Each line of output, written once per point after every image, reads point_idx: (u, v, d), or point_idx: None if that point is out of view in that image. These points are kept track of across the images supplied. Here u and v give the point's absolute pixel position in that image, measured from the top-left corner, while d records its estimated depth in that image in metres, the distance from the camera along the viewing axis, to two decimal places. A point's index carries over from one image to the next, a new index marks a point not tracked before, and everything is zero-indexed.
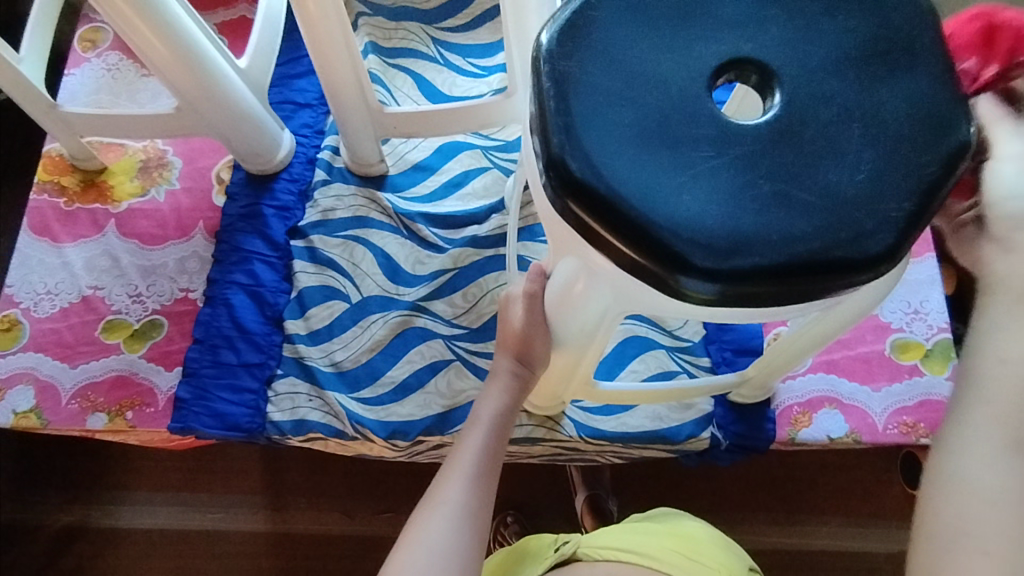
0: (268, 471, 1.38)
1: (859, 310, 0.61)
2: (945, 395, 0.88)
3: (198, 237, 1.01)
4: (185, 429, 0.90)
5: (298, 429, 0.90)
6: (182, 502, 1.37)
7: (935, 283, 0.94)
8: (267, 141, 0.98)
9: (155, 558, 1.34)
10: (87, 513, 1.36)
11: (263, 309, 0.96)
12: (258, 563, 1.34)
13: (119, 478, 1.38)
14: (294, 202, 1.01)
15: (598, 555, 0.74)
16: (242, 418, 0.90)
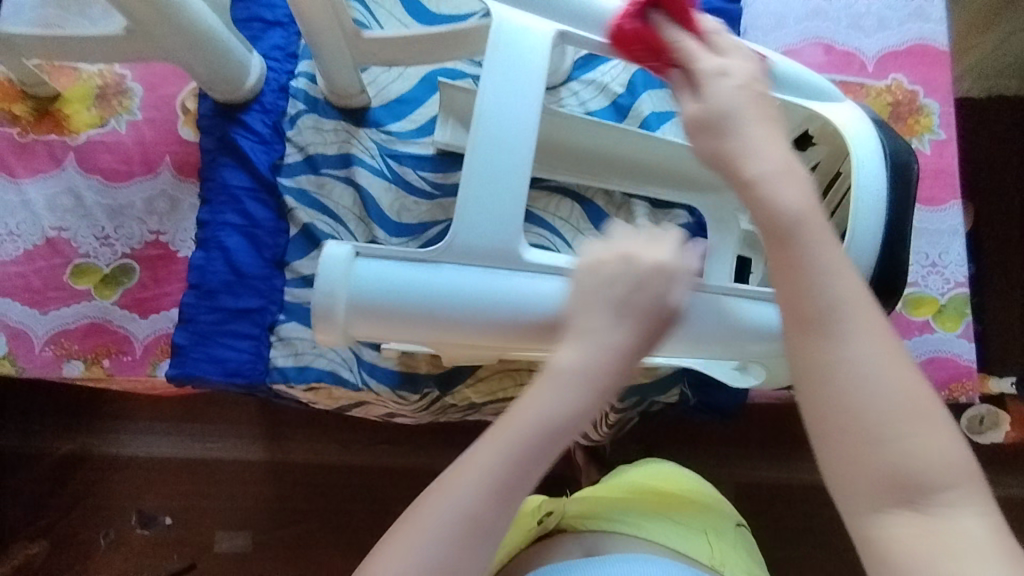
0: (264, 409, 1.38)
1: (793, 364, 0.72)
2: (954, 353, 0.83)
3: (166, 173, 0.94)
4: (184, 376, 0.87)
5: (302, 376, 0.88)
6: (179, 433, 1.38)
7: (958, 233, 0.86)
8: (234, 68, 0.89)
9: (156, 485, 1.37)
10: (85, 442, 1.38)
11: (261, 250, 0.91)
12: (258, 490, 1.37)
13: (116, 411, 1.38)
14: (271, 135, 0.93)
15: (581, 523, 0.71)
16: (244, 364, 0.88)
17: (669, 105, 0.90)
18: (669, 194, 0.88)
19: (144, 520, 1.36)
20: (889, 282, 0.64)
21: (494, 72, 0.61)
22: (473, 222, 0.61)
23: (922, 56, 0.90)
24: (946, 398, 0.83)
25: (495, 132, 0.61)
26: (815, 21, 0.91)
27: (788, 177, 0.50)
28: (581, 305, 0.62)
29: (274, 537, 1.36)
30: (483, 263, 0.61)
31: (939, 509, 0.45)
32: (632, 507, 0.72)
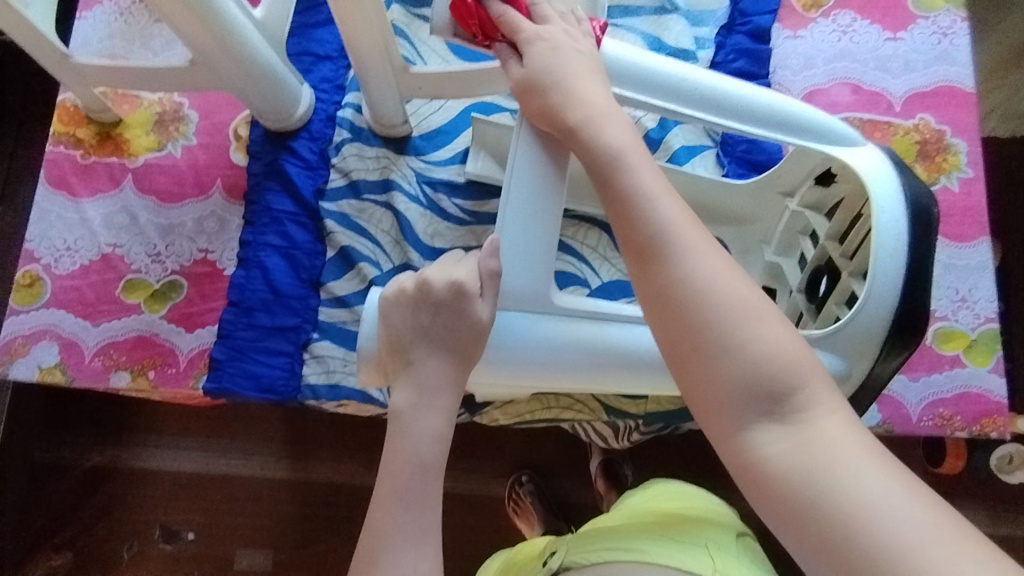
0: (290, 428, 1.41)
1: None
2: (985, 389, 0.83)
3: (216, 195, 0.98)
4: (221, 390, 0.90)
5: (332, 394, 0.91)
6: (208, 449, 1.41)
7: (986, 269, 0.87)
8: (287, 98, 0.94)
9: (182, 500, 1.39)
10: (116, 455, 1.41)
11: (299, 271, 0.94)
12: (281, 508, 1.39)
13: (148, 425, 1.42)
14: (317, 161, 0.97)
15: (585, 559, 0.70)
16: (277, 380, 0.90)
17: (698, 139, 0.94)
18: None
19: (167, 534, 1.38)
20: (911, 326, 0.63)
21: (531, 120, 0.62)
22: (513, 262, 0.62)
23: (948, 97, 0.93)
24: (977, 434, 0.83)
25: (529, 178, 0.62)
26: (843, 63, 0.95)
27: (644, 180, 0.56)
28: (614, 348, 0.64)
29: (295, 556, 1.37)
30: (523, 308, 0.63)
31: (802, 420, 0.48)
32: (629, 535, 0.71)
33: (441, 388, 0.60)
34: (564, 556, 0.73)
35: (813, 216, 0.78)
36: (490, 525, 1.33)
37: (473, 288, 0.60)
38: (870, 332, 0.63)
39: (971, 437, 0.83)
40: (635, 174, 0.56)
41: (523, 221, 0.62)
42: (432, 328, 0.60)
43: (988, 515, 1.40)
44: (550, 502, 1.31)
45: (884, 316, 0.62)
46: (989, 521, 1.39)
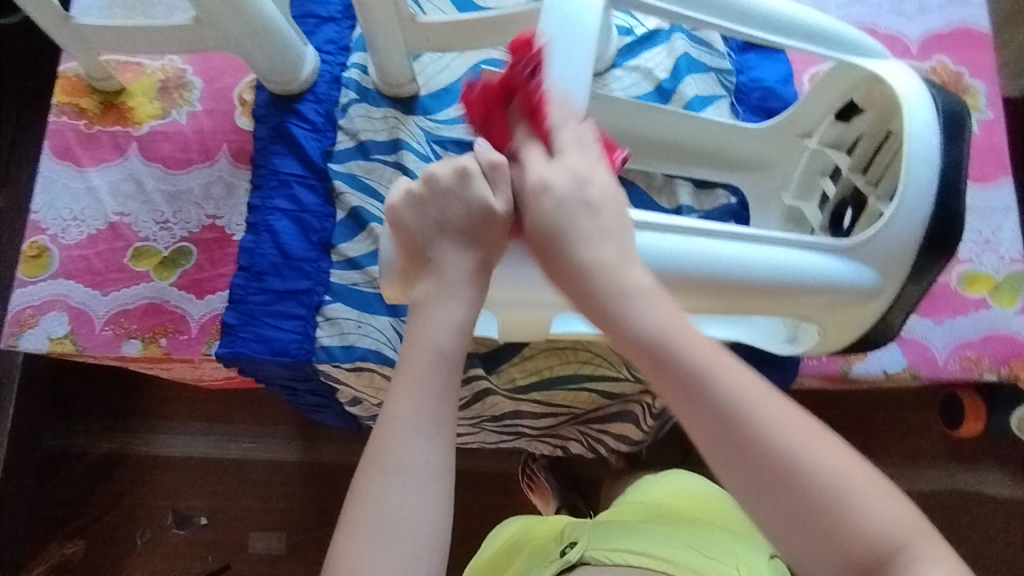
0: (301, 409, 1.40)
1: (845, 322, 0.68)
2: (1013, 330, 0.82)
3: (222, 161, 0.97)
4: (234, 356, 0.88)
5: (346, 354, 0.89)
6: (218, 432, 1.39)
7: (1010, 211, 0.86)
8: (292, 59, 0.92)
9: (194, 485, 1.38)
10: (127, 441, 1.39)
11: (308, 234, 0.92)
12: (294, 491, 1.38)
13: (159, 409, 1.41)
14: (324, 123, 0.96)
15: (608, 558, 0.68)
16: (290, 344, 0.88)
17: (711, 89, 0.91)
18: (712, 175, 0.88)
19: (180, 519, 1.37)
20: (944, 238, 0.62)
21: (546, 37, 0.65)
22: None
23: (965, 39, 0.91)
24: (1006, 376, 0.82)
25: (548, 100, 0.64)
26: (858, 7, 0.93)
27: (613, 258, 0.56)
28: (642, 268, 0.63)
29: (310, 538, 1.36)
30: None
31: None
32: (655, 542, 0.69)
33: (460, 285, 0.59)
34: (586, 546, 0.70)
35: (834, 153, 0.78)
36: (506, 500, 1.31)
37: (478, 177, 0.59)
38: (897, 245, 0.62)
39: (999, 379, 0.82)
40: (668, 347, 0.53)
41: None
42: (446, 219, 0.59)
43: (1006, 478, 1.39)
44: (565, 476, 1.29)
45: (916, 226, 0.61)
46: (1007, 484, 1.38)
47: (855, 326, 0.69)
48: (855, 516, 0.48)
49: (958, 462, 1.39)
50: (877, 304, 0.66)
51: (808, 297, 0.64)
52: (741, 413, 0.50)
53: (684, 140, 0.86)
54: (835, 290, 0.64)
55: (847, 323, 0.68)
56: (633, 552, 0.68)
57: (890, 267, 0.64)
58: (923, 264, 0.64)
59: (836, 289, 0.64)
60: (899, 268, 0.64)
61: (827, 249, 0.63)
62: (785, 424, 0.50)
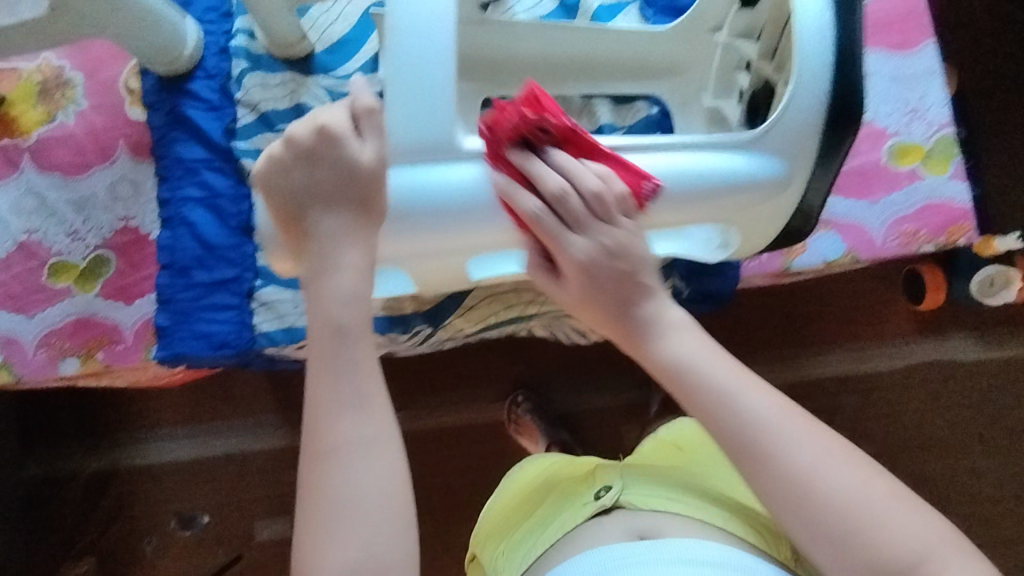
0: (279, 394, 1.39)
1: (762, 216, 0.69)
2: (947, 197, 0.81)
3: (122, 158, 0.91)
4: (174, 357, 0.86)
5: (288, 336, 0.87)
6: (204, 432, 1.39)
7: (936, 75, 0.83)
8: (169, 33, 0.85)
9: (193, 485, 1.38)
10: (115, 456, 1.38)
11: (226, 220, 0.89)
12: (291, 473, 1.39)
13: (139, 420, 1.39)
14: (220, 99, 0.90)
15: (644, 502, 0.70)
16: (229, 335, 0.86)
17: None
18: (629, 87, 0.84)
19: (184, 521, 1.38)
20: (846, 113, 0.63)
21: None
22: (406, 120, 0.60)
23: None
24: (944, 245, 0.82)
25: (411, 44, 0.59)
26: None
27: (699, 352, 0.57)
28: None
29: None
30: (423, 157, 0.62)
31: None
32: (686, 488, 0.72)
33: (348, 245, 0.55)
34: (622, 489, 0.71)
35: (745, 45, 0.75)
36: (495, 446, 1.33)
37: (342, 130, 0.54)
38: (801, 127, 0.63)
39: (938, 249, 0.82)
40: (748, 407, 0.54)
41: (412, 84, 0.60)
42: (316, 184, 0.54)
43: (974, 341, 1.42)
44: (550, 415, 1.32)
45: (815, 108, 0.62)
46: (976, 347, 1.42)
47: (772, 220, 0.70)
48: (836, 495, 0.52)
49: (927, 334, 1.42)
50: (790, 193, 0.67)
51: (721, 197, 0.64)
52: (789, 431, 0.53)
53: (594, 54, 0.82)
54: (748, 187, 0.64)
55: (764, 218, 0.70)
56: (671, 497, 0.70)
57: (795, 153, 0.65)
58: (829, 145, 0.65)
59: (751, 184, 0.64)
60: (804, 153, 0.65)
61: (733, 146, 0.64)
62: (846, 485, 0.52)
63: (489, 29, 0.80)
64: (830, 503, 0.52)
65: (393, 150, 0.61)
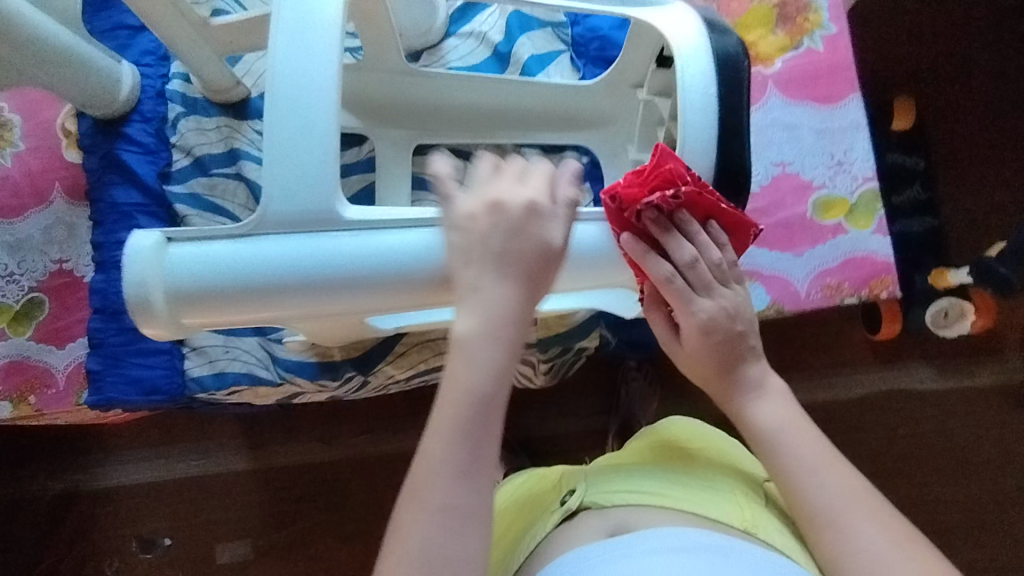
0: (241, 418, 1.39)
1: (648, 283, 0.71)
2: (869, 251, 0.82)
3: (58, 200, 0.92)
4: (105, 402, 0.86)
5: (219, 382, 0.87)
6: (166, 456, 1.38)
7: (861, 128, 0.84)
8: (102, 79, 0.85)
9: (152, 509, 1.37)
10: (76, 479, 1.37)
11: None
12: (251, 499, 1.38)
13: (100, 444, 1.38)
14: (156, 143, 0.90)
15: (609, 500, 0.68)
16: (159, 380, 0.86)
17: (550, 46, 0.87)
18: (558, 138, 0.85)
19: (145, 544, 1.36)
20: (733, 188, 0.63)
21: (282, 36, 0.54)
22: (281, 189, 0.54)
23: None
24: (867, 297, 0.83)
25: (291, 107, 0.54)
26: None
27: (775, 411, 0.62)
28: (403, 263, 0.55)
29: (274, 540, 1.37)
30: (293, 228, 0.54)
31: None
32: (654, 479, 0.70)
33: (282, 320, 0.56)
34: (585, 492, 0.70)
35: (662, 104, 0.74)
36: None
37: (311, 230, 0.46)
38: None
39: (861, 301, 0.83)
40: (784, 444, 0.60)
41: (285, 154, 0.54)
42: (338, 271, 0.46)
43: (933, 371, 1.41)
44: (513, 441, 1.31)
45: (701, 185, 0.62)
46: (936, 377, 1.40)
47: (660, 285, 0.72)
48: (853, 533, 0.55)
49: (888, 364, 1.41)
50: None
51: (601, 268, 0.66)
52: (807, 464, 0.59)
53: (523, 105, 0.83)
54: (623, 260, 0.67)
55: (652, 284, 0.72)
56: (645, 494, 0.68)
57: None
58: None
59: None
60: None
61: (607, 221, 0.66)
62: (856, 530, 0.55)
63: (412, 81, 0.80)
64: (848, 542, 0.55)
65: (260, 218, 0.53)
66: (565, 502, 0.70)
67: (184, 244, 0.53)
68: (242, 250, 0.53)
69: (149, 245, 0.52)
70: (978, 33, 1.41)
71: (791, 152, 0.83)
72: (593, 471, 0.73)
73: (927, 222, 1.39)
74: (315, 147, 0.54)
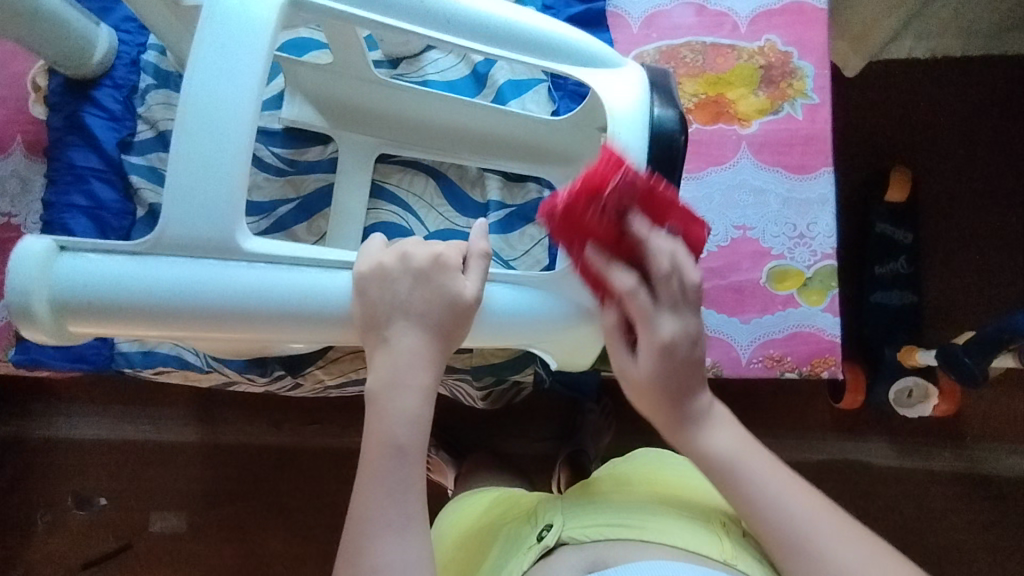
0: (195, 389, 1.36)
1: (568, 346, 0.69)
2: (817, 327, 0.82)
3: (17, 154, 0.91)
4: (31, 363, 0.85)
5: (146, 360, 0.85)
6: (115, 416, 1.36)
7: (828, 203, 0.84)
8: (78, 41, 0.84)
9: (93, 467, 1.35)
10: (23, 425, 1.36)
11: (105, 232, 0.87)
12: (191, 472, 1.36)
13: (50, 395, 1.36)
14: (123, 111, 0.89)
15: (586, 536, 0.66)
16: (88, 349, 0.85)
17: (529, 73, 0.86)
18: (519, 167, 0.84)
19: (80, 501, 1.35)
20: None
21: (203, 51, 0.54)
22: (179, 208, 0.53)
23: (797, 14, 0.87)
24: (809, 373, 0.83)
25: (199, 128, 0.53)
26: None
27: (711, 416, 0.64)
28: (302, 300, 0.55)
29: (209, 517, 1.35)
30: (189, 252, 0.53)
31: None
32: (628, 510, 0.69)
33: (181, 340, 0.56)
34: (562, 528, 0.68)
35: None
36: None
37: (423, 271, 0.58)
38: None
39: (802, 376, 0.83)
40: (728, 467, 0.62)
41: (195, 168, 0.53)
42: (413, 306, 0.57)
43: (890, 448, 1.36)
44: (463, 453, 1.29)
45: None
46: (892, 454, 1.35)
47: (581, 348, 0.70)
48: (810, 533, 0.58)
49: (853, 435, 1.36)
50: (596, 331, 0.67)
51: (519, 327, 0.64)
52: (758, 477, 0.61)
53: (488, 130, 0.82)
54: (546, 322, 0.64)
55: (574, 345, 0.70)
56: (627, 529, 0.66)
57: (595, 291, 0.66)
58: None
59: (543, 318, 0.64)
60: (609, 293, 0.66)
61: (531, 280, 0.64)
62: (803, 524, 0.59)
63: (381, 91, 0.80)
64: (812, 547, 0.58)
65: (158, 239, 0.53)
66: (543, 538, 0.68)
67: (79, 255, 0.53)
68: (135, 269, 0.53)
69: (44, 253, 0.52)
70: (989, 115, 1.38)
71: (756, 218, 0.85)
72: (569, 503, 0.72)
73: (906, 297, 1.32)
74: (221, 171, 0.53)
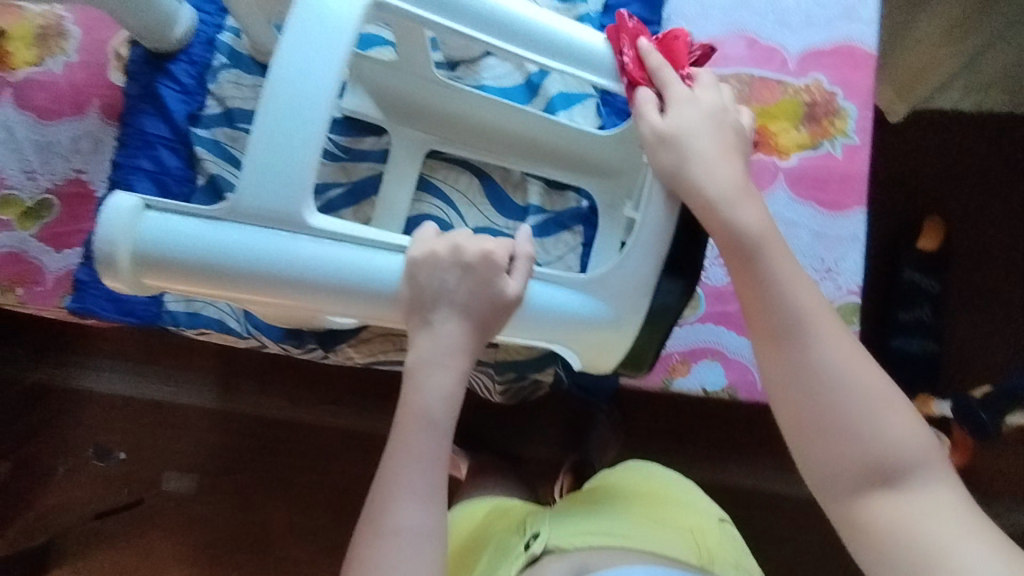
0: (221, 357, 1.41)
1: (594, 349, 0.73)
2: None
3: (92, 115, 0.96)
4: (84, 311, 0.91)
5: (190, 320, 0.90)
6: (143, 374, 1.41)
7: (857, 241, 0.87)
8: (162, 18, 0.89)
9: (116, 422, 1.41)
10: (54, 373, 1.41)
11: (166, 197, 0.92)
12: (208, 436, 1.41)
13: (83, 347, 1.41)
14: (195, 85, 0.95)
15: (571, 544, 0.68)
16: (138, 304, 0.90)
17: (579, 88, 0.90)
18: (563, 176, 0.87)
19: (100, 452, 1.40)
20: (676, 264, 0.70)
21: (290, 43, 0.58)
22: (255, 183, 0.57)
23: (847, 57, 0.89)
24: None
25: (278, 112, 0.58)
26: (740, 14, 0.92)
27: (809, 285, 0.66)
28: (356, 279, 0.59)
29: (220, 482, 1.40)
30: (259, 223, 0.58)
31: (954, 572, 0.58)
32: (609, 521, 0.71)
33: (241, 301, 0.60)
34: (548, 536, 0.70)
35: None
36: None
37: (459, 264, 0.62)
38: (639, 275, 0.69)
39: None
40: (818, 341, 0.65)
41: (272, 149, 0.58)
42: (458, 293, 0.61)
43: None
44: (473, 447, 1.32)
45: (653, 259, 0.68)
46: None
47: (605, 351, 0.73)
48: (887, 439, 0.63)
49: None
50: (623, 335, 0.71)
51: (548, 323, 0.68)
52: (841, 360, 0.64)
53: (537, 139, 0.85)
54: (573, 322, 0.69)
55: (601, 349, 0.74)
56: (608, 541, 0.68)
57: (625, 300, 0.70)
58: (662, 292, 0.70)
59: (571, 317, 0.69)
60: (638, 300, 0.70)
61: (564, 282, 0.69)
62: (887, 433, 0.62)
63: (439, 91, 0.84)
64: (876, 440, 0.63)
65: (233, 208, 0.57)
66: (530, 546, 0.70)
67: (160, 214, 0.58)
68: (210, 233, 0.57)
69: (129, 209, 0.57)
70: None
71: None
72: (557, 514, 0.74)
73: (928, 345, 1.32)
74: (295, 153, 0.58)
